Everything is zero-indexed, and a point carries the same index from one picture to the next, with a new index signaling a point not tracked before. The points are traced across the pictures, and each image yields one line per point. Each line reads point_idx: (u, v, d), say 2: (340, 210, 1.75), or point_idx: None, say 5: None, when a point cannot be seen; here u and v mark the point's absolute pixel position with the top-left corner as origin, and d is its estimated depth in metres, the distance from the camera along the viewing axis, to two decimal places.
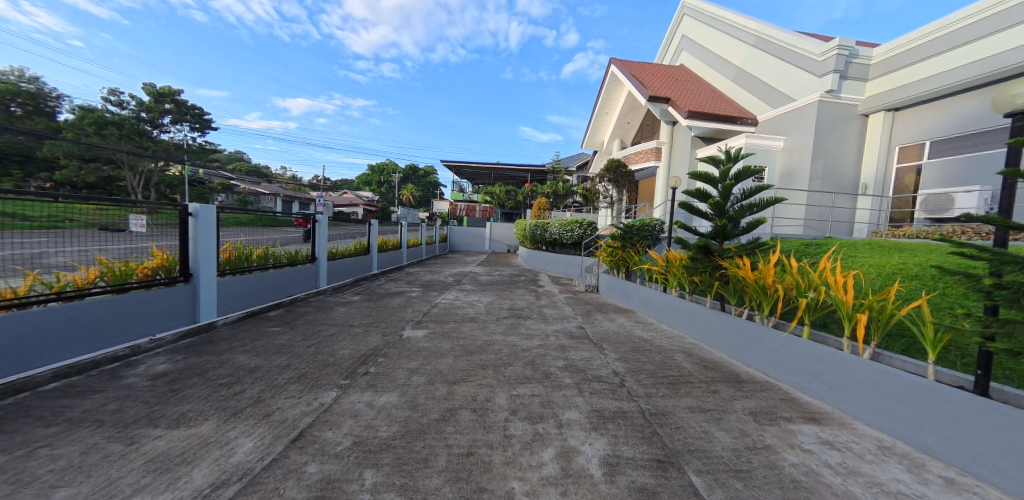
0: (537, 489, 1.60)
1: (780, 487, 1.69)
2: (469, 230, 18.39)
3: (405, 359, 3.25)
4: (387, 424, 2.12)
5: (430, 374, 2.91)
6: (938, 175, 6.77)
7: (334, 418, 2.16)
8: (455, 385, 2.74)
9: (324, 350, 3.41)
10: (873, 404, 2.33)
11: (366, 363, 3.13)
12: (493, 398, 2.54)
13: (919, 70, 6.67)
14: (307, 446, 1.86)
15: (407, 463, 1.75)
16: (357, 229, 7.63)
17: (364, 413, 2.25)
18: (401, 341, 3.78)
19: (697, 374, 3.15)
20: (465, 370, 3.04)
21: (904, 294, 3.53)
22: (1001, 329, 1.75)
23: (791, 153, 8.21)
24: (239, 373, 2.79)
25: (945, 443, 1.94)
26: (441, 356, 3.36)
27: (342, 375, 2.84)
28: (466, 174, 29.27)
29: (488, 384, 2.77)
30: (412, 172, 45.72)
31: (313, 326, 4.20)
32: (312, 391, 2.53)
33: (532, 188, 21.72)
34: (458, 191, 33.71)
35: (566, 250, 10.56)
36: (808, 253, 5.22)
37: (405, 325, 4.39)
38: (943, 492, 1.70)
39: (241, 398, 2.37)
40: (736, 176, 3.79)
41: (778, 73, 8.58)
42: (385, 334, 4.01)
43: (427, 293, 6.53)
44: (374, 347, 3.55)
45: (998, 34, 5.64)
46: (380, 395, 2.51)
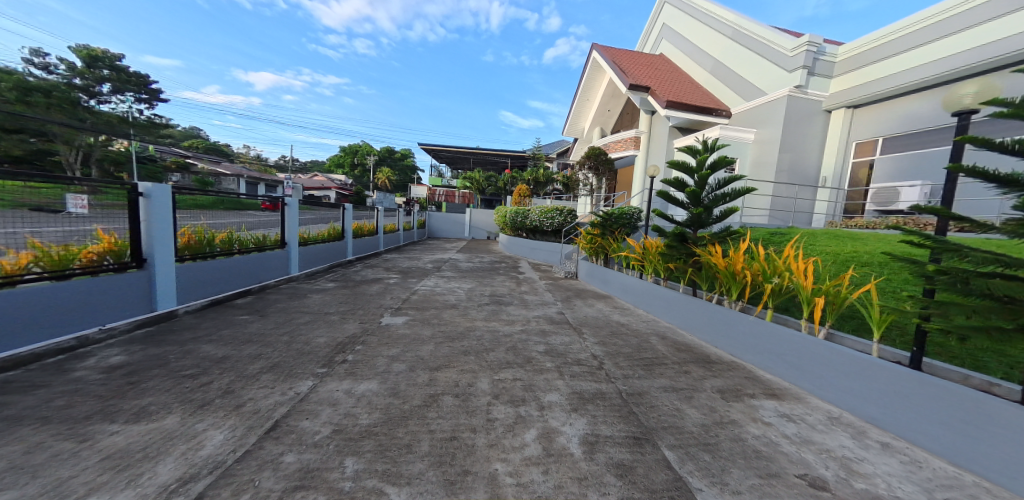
0: (519, 469, 1.65)
1: (744, 457, 1.84)
2: (448, 216, 18.10)
3: (385, 347, 3.21)
4: (368, 411, 2.10)
5: (411, 361, 2.89)
6: (888, 170, 7.33)
7: (311, 408, 2.11)
8: (437, 371, 2.74)
9: (298, 338, 3.30)
10: (826, 380, 2.54)
11: (344, 351, 3.06)
12: (475, 383, 2.56)
13: (875, 72, 7.21)
14: (284, 436, 1.82)
15: (389, 449, 1.75)
16: (331, 214, 7.36)
17: (343, 401, 2.21)
18: (381, 328, 3.73)
19: (671, 356, 3.31)
20: (446, 356, 3.04)
21: (856, 280, 3.86)
22: (936, 310, 1.96)
23: (761, 146, 8.58)
24: (206, 364, 2.65)
25: (886, 412, 2.16)
26: (422, 343, 3.33)
27: (318, 364, 2.76)
28: (443, 158, 28.42)
29: (470, 369, 2.79)
30: (389, 154, 43.89)
31: (286, 314, 4.05)
32: (287, 380, 2.45)
33: (512, 174, 21.51)
34: (437, 176, 32.86)
35: (546, 238, 10.66)
36: (774, 241, 5.57)
37: (384, 312, 4.31)
38: (880, 454, 1.91)
39: (209, 388, 2.27)
40: (711, 166, 3.96)
41: (752, 66, 8.84)
42: (363, 321, 3.94)
43: (406, 280, 6.39)
44: (353, 335, 3.47)
45: (949, 36, 6.11)
46: (359, 383, 2.48)
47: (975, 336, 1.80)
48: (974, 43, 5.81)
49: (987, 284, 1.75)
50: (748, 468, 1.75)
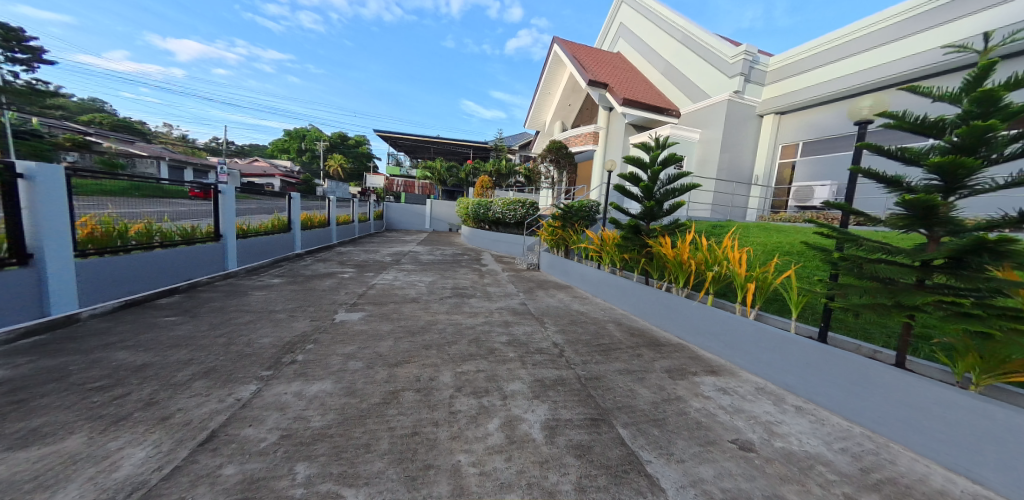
0: (483, 459, 1.69)
1: (686, 429, 2.04)
2: (407, 207, 17.40)
3: (340, 344, 3.05)
4: (321, 412, 2.00)
5: (369, 358, 2.78)
6: (807, 171, 8.37)
7: (254, 414, 1.95)
8: (397, 367, 2.67)
9: (238, 340, 3.02)
10: (753, 355, 2.89)
11: (293, 351, 2.86)
12: (438, 377, 2.54)
13: (798, 83, 8.21)
14: (222, 446, 1.68)
15: (346, 451, 1.70)
16: (275, 203, 6.74)
17: (292, 404, 2.07)
18: (335, 325, 3.53)
19: (625, 341, 3.55)
20: (407, 351, 2.97)
21: (779, 267, 4.39)
22: (839, 291, 2.32)
23: (704, 145, 9.31)
24: (120, 373, 2.34)
25: (800, 380, 2.52)
26: (381, 339, 3.22)
27: (263, 366, 2.56)
28: (402, 146, 27.07)
29: (432, 363, 2.76)
30: (341, 140, 40.83)
31: (223, 314, 3.67)
32: (225, 386, 2.24)
33: (474, 164, 21.14)
34: (395, 165, 31.35)
35: (509, 230, 10.70)
36: (715, 233, 6.13)
37: (338, 308, 4.08)
38: (793, 417, 2.24)
39: (125, 401, 2.01)
40: (663, 163, 4.25)
41: (697, 70, 9.51)
42: (314, 318, 3.70)
43: (362, 274, 6.09)
44: (302, 334, 3.25)
45: (862, 53, 7.12)
46: (311, 384, 2.34)
47: (866, 311, 2.16)
48: (881, 60, 6.82)
49: (874, 268, 2.11)
50: (689, 438, 1.95)
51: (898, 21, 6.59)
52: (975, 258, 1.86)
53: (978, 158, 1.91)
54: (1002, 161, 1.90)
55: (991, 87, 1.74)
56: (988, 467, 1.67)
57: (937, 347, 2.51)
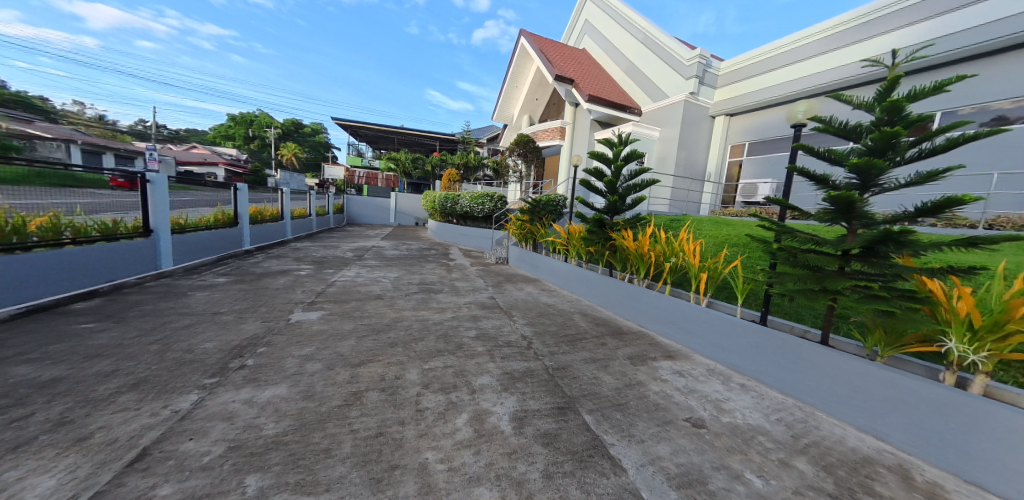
0: (451, 455, 1.69)
1: (646, 411, 2.17)
2: (370, 200, 16.56)
3: (296, 345, 2.85)
4: (275, 419, 1.87)
5: (329, 359, 2.62)
6: (752, 170, 9.14)
7: (196, 426, 1.78)
8: (359, 367, 2.54)
9: (175, 346, 2.73)
10: (706, 339, 3.12)
11: (242, 354, 2.63)
12: (404, 374, 2.46)
13: (744, 87, 8.88)
14: (155, 465, 1.53)
15: (303, 458, 1.61)
16: (217, 195, 6.13)
17: (241, 412, 1.91)
18: (289, 325, 3.30)
19: (591, 331, 3.68)
20: (371, 350, 2.85)
21: (728, 257, 4.78)
22: (776, 278, 2.56)
23: (662, 143, 9.80)
24: (23, 391, 2.02)
25: (745, 361, 2.77)
26: (342, 338, 3.05)
27: (206, 373, 2.34)
28: (363, 136, 25.60)
29: (398, 361, 2.66)
30: (296, 130, 37.66)
31: (155, 317, 3.29)
32: (159, 398, 2.02)
33: (441, 156, 20.56)
34: (355, 156, 29.68)
35: (477, 224, 10.68)
36: (672, 227, 6.51)
37: (293, 308, 3.82)
38: (739, 394, 2.46)
39: (29, 422, 1.75)
40: (625, 158, 4.42)
41: (657, 71, 9.93)
42: (265, 319, 3.43)
43: (320, 271, 5.74)
44: (253, 336, 3.00)
45: (800, 62, 7.83)
46: (263, 389, 2.17)
47: (798, 296, 2.40)
48: (814, 70, 7.57)
49: (805, 258, 2.35)
50: (648, 419, 2.09)
51: (829, 35, 7.35)
52: (884, 247, 2.12)
53: (887, 160, 2.17)
54: (905, 162, 2.16)
55: (897, 97, 1.97)
56: (894, 427, 1.96)
57: (854, 325, 2.85)
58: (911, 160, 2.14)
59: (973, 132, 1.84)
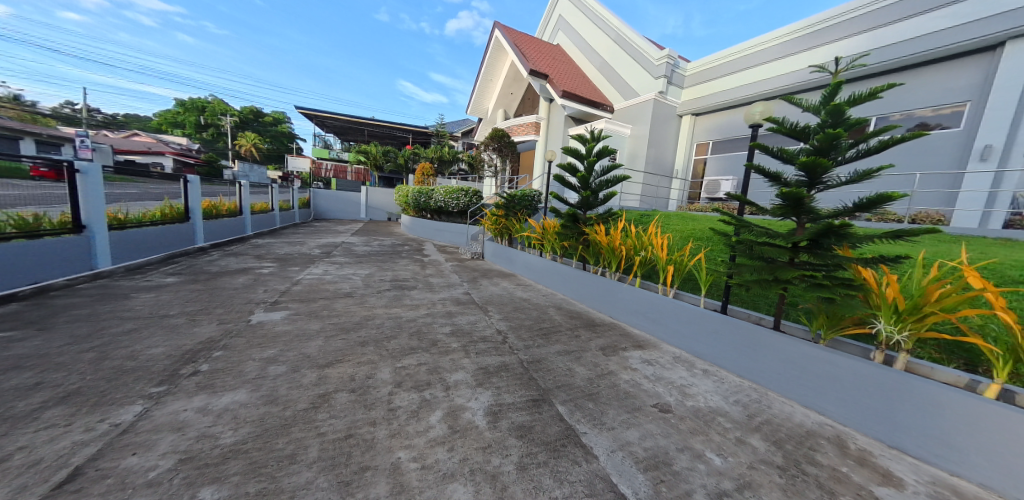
0: (424, 453, 1.68)
1: (617, 400, 2.26)
2: (339, 194, 15.91)
3: (258, 347, 2.71)
4: (233, 427, 1.78)
5: (295, 361, 2.52)
6: (716, 167, 9.59)
7: (140, 439, 1.67)
8: (327, 367, 2.46)
9: (117, 353, 2.52)
10: (673, 329, 3.28)
11: (196, 359, 2.47)
12: (375, 374, 2.41)
13: (709, 88, 9.28)
14: (92, 485, 1.42)
15: (265, 466, 1.56)
16: (164, 188, 5.67)
17: (194, 422, 1.80)
18: (250, 326, 3.13)
19: (565, 324, 3.77)
20: (340, 349, 2.76)
21: (693, 251, 5.02)
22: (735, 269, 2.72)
23: (632, 140, 10.08)
24: None
25: (708, 348, 2.93)
26: (308, 338, 2.93)
27: (154, 380, 2.18)
28: (330, 126, 24.49)
29: (369, 360, 2.60)
30: (254, 116, 35.44)
31: (92, 323, 3.01)
32: (97, 411, 1.86)
33: (414, 149, 20.06)
34: (322, 147, 28.33)
35: (452, 219, 10.56)
36: (642, 221, 6.74)
37: (255, 308, 3.63)
38: (702, 379, 2.61)
39: None
40: (598, 155, 4.52)
41: (628, 69, 10.16)
42: (223, 320, 3.23)
43: (285, 269, 5.47)
44: (208, 339, 2.82)
45: (758, 66, 8.28)
46: (221, 395, 2.06)
47: (754, 286, 2.58)
48: (771, 74, 8.03)
49: (761, 250, 2.51)
50: (617, 408, 2.17)
51: (784, 41, 7.81)
52: (827, 240, 2.30)
53: (830, 159, 2.36)
54: (846, 162, 2.36)
55: (839, 102, 2.15)
56: (836, 403, 2.16)
57: (802, 311, 3.09)
58: (851, 160, 2.33)
59: (900, 135, 2.04)
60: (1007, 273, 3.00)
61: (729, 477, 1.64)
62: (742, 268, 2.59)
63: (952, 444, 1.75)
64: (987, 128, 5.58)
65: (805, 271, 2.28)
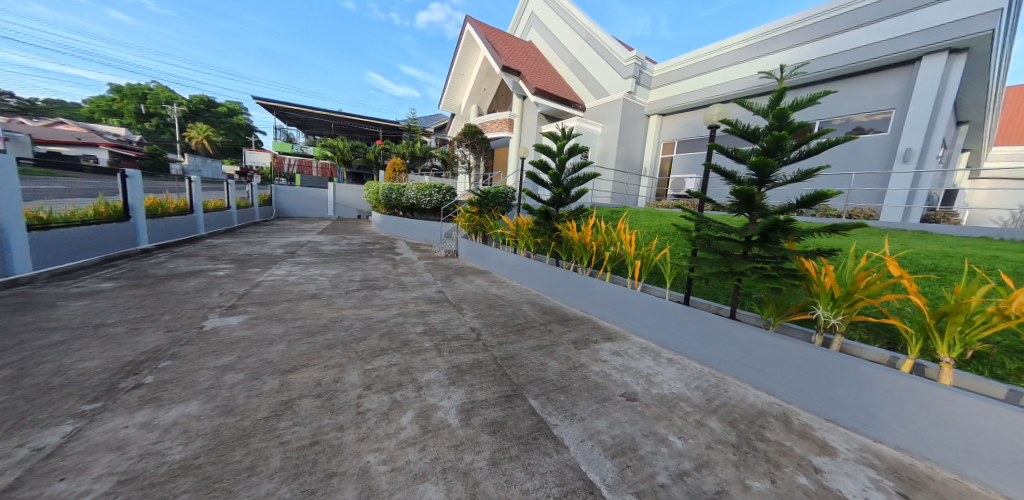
0: (393, 455, 1.67)
1: (587, 391, 2.34)
2: (304, 191, 15.17)
3: (213, 355, 2.55)
4: (182, 442, 1.67)
5: (254, 368, 2.39)
6: (682, 165, 10.01)
7: (71, 463, 1.53)
8: (291, 373, 2.36)
9: (43, 368, 2.28)
10: (640, 321, 3.42)
11: (139, 371, 2.29)
12: (343, 377, 2.34)
13: (674, 89, 9.66)
14: None
15: (220, 481, 1.48)
16: (98, 184, 5.16)
17: (136, 439, 1.68)
18: (204, 333, 2.94)
19: (538, 319, 3.83)
20: (305, 353, 2.65)
21: (659, 245, 5.24)
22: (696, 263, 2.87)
23: (603, 138, 10.30)
24: None
25: (671, 337, 3.09)
26: (270, 343, 2.79)
27: (91, 396, 2.00)
28: (293, 119, 23.23)
29: (337, 363, 2.52)
30: (206, 107, 32.93)
31: (11, 337, 2.70)
32: (17, 434, 1.68)
33: (385, 144, 19.42)
34: (284, 141, 26.81)
35: (425, 216, 10.37)
36: (612, 218, 6.95)
37: (209, 313, 3.40)
38: (667, 368, 2.75)
39: None
40: (569, 152, 4.61)
41: (598, 69, 10.36)
42: (172, 328, 3.01)
43: (244, 270, 5.16)
44: (153, 349, 2.61)
45: (718, 69, 8.71)
46: (170, 408, 1.92)
47: (712, 279, 2.73)
48: (729, 78, 8.47)
49: (718, 244, 2.67)
50: (587, 398, 2.24)
51: (740, 47, 8.25)
52: (775, 235, 2.48)
53: (777, 160, 2.53)
54: (790, 162, 2.54)
55: (784, 106, 2.31)
56: (781, 383, 2.35)
57: (754, 300, 3.31)
58: (795, 161, 2.52)
59: (836, 139, 2.22)
60: (923, 261, 3.38)
61: (688, 458, 1.74)
62: (701, 261, 2.73)
63: (875, 414, 1.97)
64: (909, 132, 6.18)
65: (756, 264, 2.44)
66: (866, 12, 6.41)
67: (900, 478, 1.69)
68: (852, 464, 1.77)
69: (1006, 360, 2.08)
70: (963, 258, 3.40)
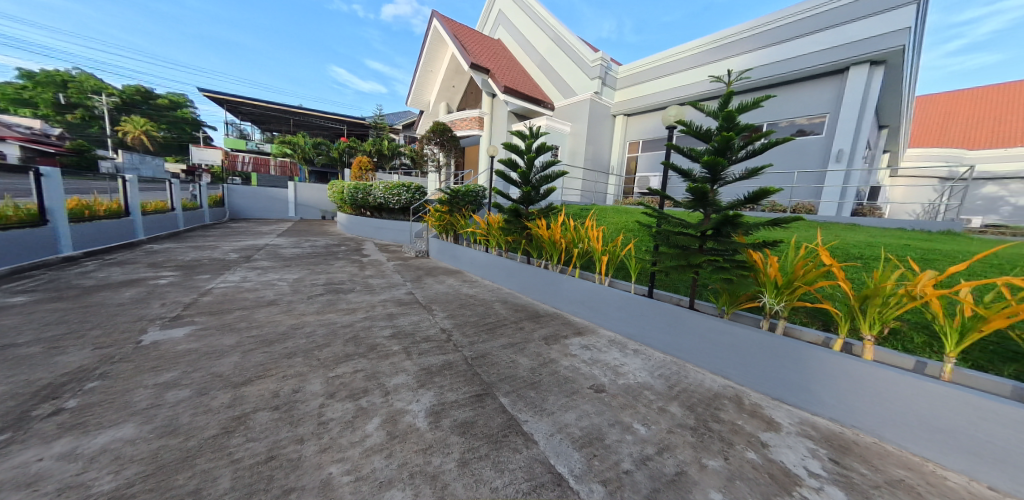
0: (358, 465, 1.62)
1: (556, 386, 2.38)
2: (263, 191, 14.37)
3: (153, 371, 2.35)
4: (114, 470, 1.53)
5: (202, 382, 2.23)
6: (646, 163, 10.40)
7: None
8: (246, 385, 2.22)
9: None
10: (608, 315, 3.53)
11: (61, 395, 2.06)
12: (304, 387, 2.24)
13: (637, 91, 10.03)
14: None
15: None
16: (6, 184, 4.55)
17: (57, 472, 1.51)
18: (143, 348, 2.69)
19: (509, 317, 3.84)
20: (262, 364, 2.51)
21: (625, 241, 5.44)
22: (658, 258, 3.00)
23: (572, 138, 10.49)
24: None
25: (637, 329, 3.22)
26: (221, 355, 2.61)
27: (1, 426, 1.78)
28: (247, 114, 21.72)
29: (297, 373, 2.40)
30: (145, 99, 30.01)
31: None
32: None
33: (349, 141, 18.27)
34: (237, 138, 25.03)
35: (393, 216, 10.10)
36: (581, 215, 7.12)
37: (149, 326, 3.12)
38: (633, 359, 2.85)
39: None
40: (537, 151, 4.65)
41: (566, 68, 10.53)
42: (102, 344, 2.73)
43: (190, 278, 4.77)
44: (78, 369, 2.36)
45: (676, 73, 9.12)
46: (100, 433, 1.75)
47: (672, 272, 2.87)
48: (686, 81, 8.90)
49: (676, 239, 2.80)
50: (557, 393, 2.29)
51: (696, 53, 8.68)
52: (727, 229, 2.64)
53: (727, 159, 2.70)
54: (738, 161, 2.72)
55: (731, 109, 2.46)
56: (735, 367, 2.52)
57: (711, 291, 3.52)
58: (742, 160, 2.70)
59: (778, 139, 2.40)
60: (851, 251, 3.75)
61: (650, 443, 1.82)
62: (662, 255, 2.86)
63: (814, 391, 2.16)
64: (840, 133, 6.80)
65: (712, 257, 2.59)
66: (806, 24, 6.94)
67: (832, 446, 1.87)
68: (794, 437, 1.93)
69: (914, 335, 2.36)
70: (884, 247, 3.81)
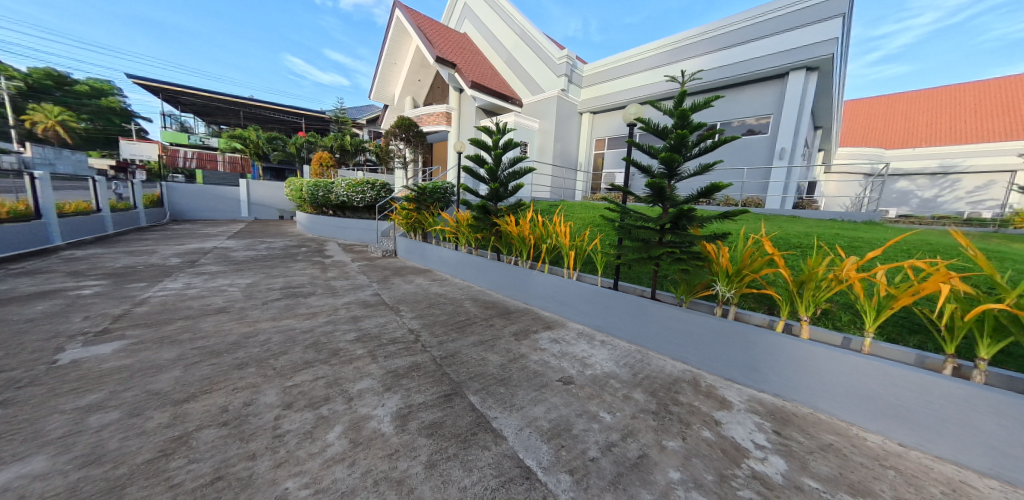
0: (317, 476, 1.55)
1: (526, 380, 2.41)
2: (210, 191, 13.30)
3: (75, 394, 2.10)
4: None
5: (136, 402, 2.03)
6: (611, 160, 10.70)
7: None
8: (190, 401, 2.06)
9: None
10: (576, 308, 3.62)
11: None
12: (257, 399, 2.10)
13: (601, 89, 10.29)
14: None
15: None
16: None
17: None
18: (63, 368, 2.40)
19: (479, 315, 3.82)
20: (209, 377, 2.33)
21: (591, 237, 5.57)
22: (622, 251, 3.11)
23: (540, 134, 10.58)
24: None
25: (604, 321, 3.32)
26: (160, 371, 2.39)
27: None
28: (188, 104, 19.85)
29: (250, 384, 2.25)
30: (62, 85, 26.51)
31: None
32: None
33: (307, 136, 17.01)
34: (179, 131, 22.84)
35: (357, 215, 9.70)
36: (549, 212, 7.21)
37: (70, 343, 2.79)
38: (600, 350, 2.94)
39: None
40: (504, 147, 4.64)
41: (533, 65, 10.59)
42: (9, 367, 2.40)
43: (122, 287, 4.31)
44: None
45: (637, 72, 9.45)
46: (5, 468, 1.54)
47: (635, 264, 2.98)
48: (646, 81, 9.25)
49: (637, 232, 2.92)
50: (526, 387, 2.32)
51: (655, 54, 9.04)
52: (683, 222, 2.78)
53: (682, 155, 2.84)
54: (692, 158, 2.86)
55: (684, 108, 2.59)
56: (692, 352, 2.67)
57: (671, 281, 3.69)
58: (696, 156, 2.84)
59: (726, 137, 2.55)
60: (791, 240, 4.08)
61: (615, 430, 1.89)
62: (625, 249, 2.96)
63: (760, 370, 2.34)
64: (783, 132, 7.35)
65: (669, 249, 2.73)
66: (753, 30, 7.42)
67: (776, 418, 2.04)
68: (743, 413, 2.08)
69: (841, 314, 2.63)
70: (818, 237, 4.19)
